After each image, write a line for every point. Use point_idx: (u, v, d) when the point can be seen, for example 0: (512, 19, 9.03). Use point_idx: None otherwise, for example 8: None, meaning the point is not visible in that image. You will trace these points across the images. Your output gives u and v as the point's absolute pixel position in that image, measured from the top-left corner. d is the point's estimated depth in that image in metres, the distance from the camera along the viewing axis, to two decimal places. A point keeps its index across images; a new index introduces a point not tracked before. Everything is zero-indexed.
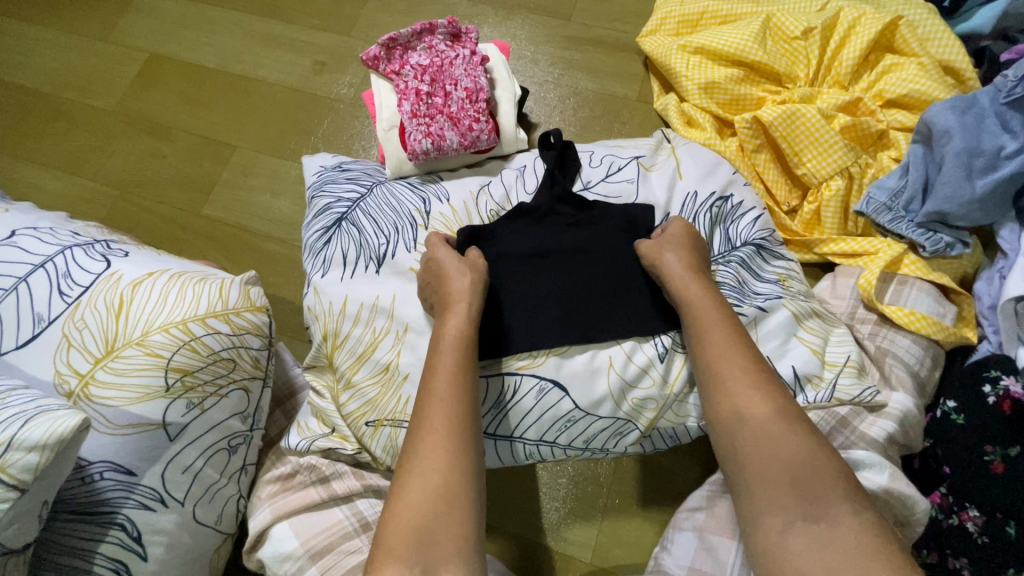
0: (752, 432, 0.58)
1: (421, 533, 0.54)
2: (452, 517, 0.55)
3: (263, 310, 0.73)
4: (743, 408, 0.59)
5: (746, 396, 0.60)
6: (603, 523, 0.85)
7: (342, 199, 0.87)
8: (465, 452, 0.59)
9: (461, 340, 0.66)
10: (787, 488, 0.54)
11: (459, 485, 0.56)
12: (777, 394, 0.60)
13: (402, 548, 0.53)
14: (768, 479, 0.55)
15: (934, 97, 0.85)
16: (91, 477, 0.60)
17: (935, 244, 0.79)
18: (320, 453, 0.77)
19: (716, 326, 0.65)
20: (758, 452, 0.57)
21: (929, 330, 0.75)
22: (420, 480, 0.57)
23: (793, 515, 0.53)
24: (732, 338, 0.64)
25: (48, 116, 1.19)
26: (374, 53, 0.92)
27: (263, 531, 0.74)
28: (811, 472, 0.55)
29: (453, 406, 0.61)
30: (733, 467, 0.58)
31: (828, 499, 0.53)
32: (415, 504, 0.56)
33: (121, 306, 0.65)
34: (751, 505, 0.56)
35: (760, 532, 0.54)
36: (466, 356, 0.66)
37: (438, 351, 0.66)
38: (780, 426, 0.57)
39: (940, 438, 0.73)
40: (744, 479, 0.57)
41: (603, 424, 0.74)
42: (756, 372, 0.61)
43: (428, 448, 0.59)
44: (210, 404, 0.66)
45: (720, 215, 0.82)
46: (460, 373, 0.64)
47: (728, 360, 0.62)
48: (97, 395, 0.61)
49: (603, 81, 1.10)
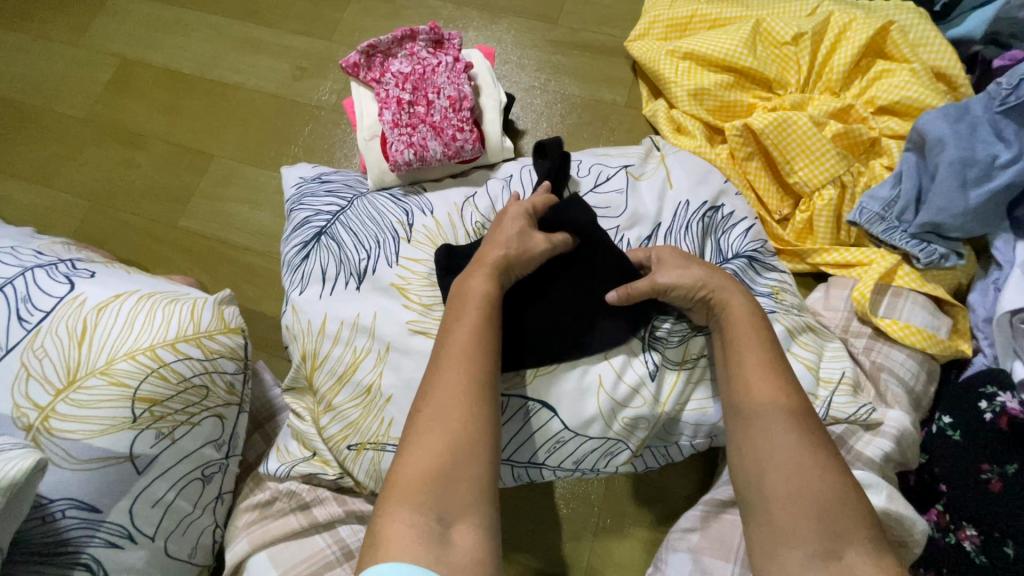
0: (776, 449, 0.55)
1: (438, 481, 0.51)
2: (471, 467, 0.52)
3: (237, 331, 0.69)
4: (771, 421, 0.57)
5: (771, 414, 0.57)
6: (594, 543, 0.83)
7: (321, 212, 0.84)
8: (487, 402, 0.56)
9: (489, 295, 0.64)
10: (814, 520, 0.51)
11: (480, 437, 0.54)
12: (809, 419, 0.57)
13: (418, 494, 0.51)
14: (792, 508, 0.52)
15: (927, 104, 0.84)
16: (52, 516, 0.57)
17: (928, 256, 0.77)
18: (300, 478, 0.75)
19: (750, 342, 0.62)
20: (780, 474, 0.54)
21: (925, 344, 0.73)
22: (440, 424, 0.54)
23: (813, 550, 0.50)
24: (754, 357, 0.61)
25: (16, 124, 1.14)
26: (354, 60, 0.89)
27: (241, 562, 0.71)
28: (841, 507, 0.51)
29: (476, 358, 0.58)
30: (751, 490, 0.55)
31: (850, 536, 0.50)
32: (433, 449, 0.53)
33: (83, 332, 0.61)
34: (767, 534, 0.52)
35: (775, 566, 0.51)
36: (493, 308, 0.63)
37: (464, 302, 0.63)
38: (802, 452, 0.54)
39: (936, 455, 0.71)
40: (763, 505, 0.54)
41: (594, 444, 0.72)
42: (786, 392, 0.59)
43: (448, 395, 0.56)
44: (180, 434, 0.63)
45: (710, 225, 0.80)
46: (485, 324, 0.61)
47: (749, 378, 0.60)
48: (58, 428, 0.58)
49: (591, 87, 1.08)
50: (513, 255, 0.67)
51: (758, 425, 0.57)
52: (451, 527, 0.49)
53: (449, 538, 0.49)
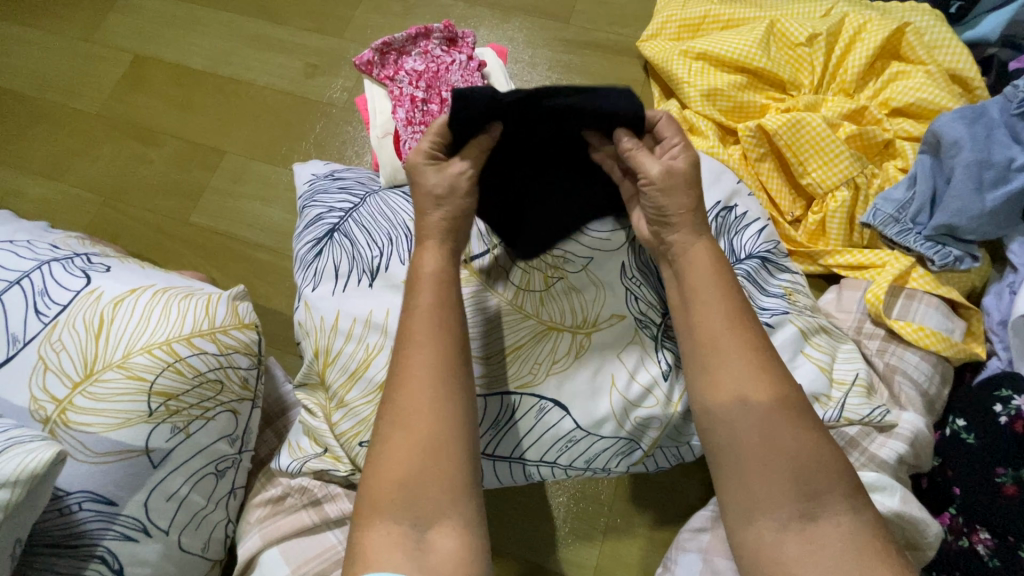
0: (742, 417, 0.52)
1: (408, 488, 0.51)
2: (442, 467, 0.52)
3: (251, 326, 0.69)
4: (736, 385, 0.54)
5: (733, 370, 0.54)
6: (604, 542, 0.83)
7: (334, 209, 0.84)
8: (448, 396, 0.54)
9: (440, 277, 0.60)
10: (786, 483, 0.50)
11: (445, 434, 0.53)
12: (775, 371, 0.54)
13: (389, 503, 0.51)
14: (763, 470, 0.51)
15: (942, 105, 0.83)
16: (69, 508, 0.57)
17: (943, 258, 0.77)
18: (312, 474, 0.74)
19: (711, 299, 0.57)
20: (749, 439, 0.52)
21: (938, 346, 0.73)
22: (403, 430, 0.53)
23: (788, 514, 0.50)
24: (715, 312, 0.56)
25: (28, 119, 1.15)
26: (368, 58, 0.89)
27: (253, 557, 0.71)
28: (814, 467, 0.50)
29: (432, 349, 0.56)
30: (716, 447, 0.54)
31: (826, 495, 0.50)
32: (401, 456, 0.52)
33: (100, 326, 0.62)
34: (739, 504, 0.52)
35: (751, 530, 0.51)
36: (446, 291, 0.60)
37: (416, 290, 0.60)
38: (772, 414, 0.52)
39: (949, 458, 0.71)
40: (736, 470, 0.52)
41: (605, 444, 0.72)
42: (750, 343, 0.55)
43: (410, 397, 0.54)
44: (195, 428, 0.63)
45: (723, 226, 0.80)
46: (441, 310, 0.58)
47: (710, 334, 0.56)
48: (75, 422, 0.58)
49: (603, 86, 1.08)
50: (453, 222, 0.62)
51: (723, 381, 0.54)
52: (427, 530, 0.50)
53: (427, 540, 0.50)
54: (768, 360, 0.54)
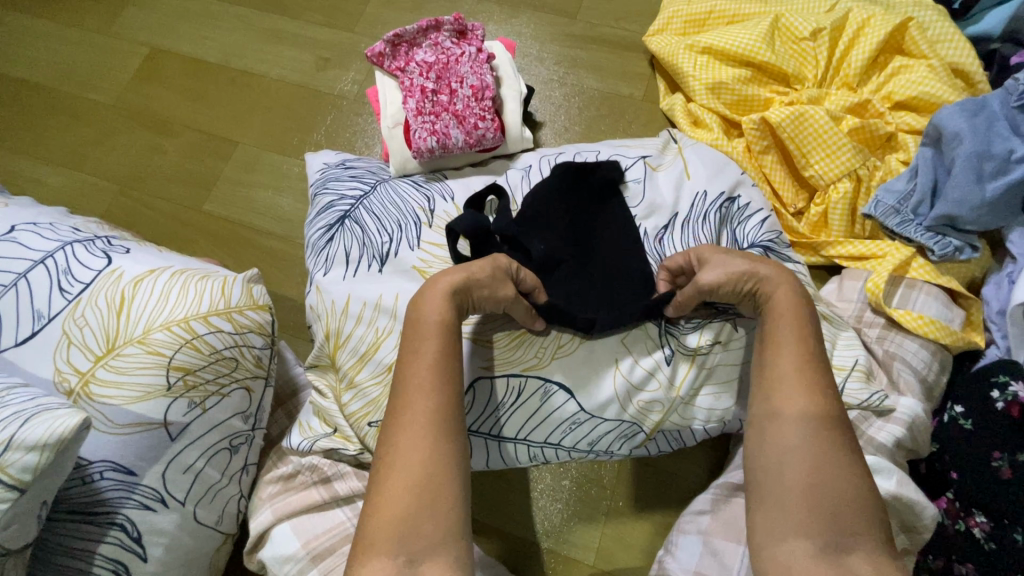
0: (796, 445, 0.54)
1: (405, 524, 0.52)
2: (437, 508, 0.53)
3: (265, 308, 0.71)
4: (796, 414, 0.55)
5: (795, 401, 0.56)
6: (606, 525, 0.84)
7: (345, 197, 0.86)
8: (447, 440, 0.56)
9: (444, 325, 0.62)
10: (827, 515, 0.50)
11: (442, 475, 0.54)
12: (836, 411, 0.55)
13: (385, 539, 0.51)
14: (803, 498, 0.51)
15: (944, 99, 0.84)
16: (91, 476, 0.60)
17: (943, 248, 0.78)
18: (322, 453, 0.76)
19: (788, 336, 0.59)
20: (797, 468, 0.52)
21: (937, 334, 0.74)
22: (406, 471, 0.54)
23: (824, 541, 0.49)
24: (787, 350, 0.59)
25: (46, 109, 1.18)
26: (379, 49, 0.91)
27: (264, 532, 0.73)
28: (854, 505, 0.50)
29: (435, 392, 0.58)
30: (764, 472, 0.54)
31: (860, 533, 0.50)
32: (398, 496, 0.53)
33: (121, 303, 0.64)
34: (777, 525, 0.51)
35: (782, 554, 0.50)
36: (449, 337, 0.61)
37: (419, 335, 0.61)
38: (818, 447, 0.53)
39: (947, 445, 0.72)
40: (779, 496, 0.52)
41: (608, 427, 0.73)
42: (816, 384, 0.57)
43: (411, 439, 0.55)
44: (211, 404, 0.65)
45: (726, 216, 0.82)
46: (444, 359, 0.60)
47: (786, 367, 0.58)
48: (97, 393, 0.60)
49: (609, 80, 1.09)
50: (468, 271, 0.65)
51: (790, 410, 0.56)
52: (419, 566, 0.50)
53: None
54: (829, 401, 0.56)
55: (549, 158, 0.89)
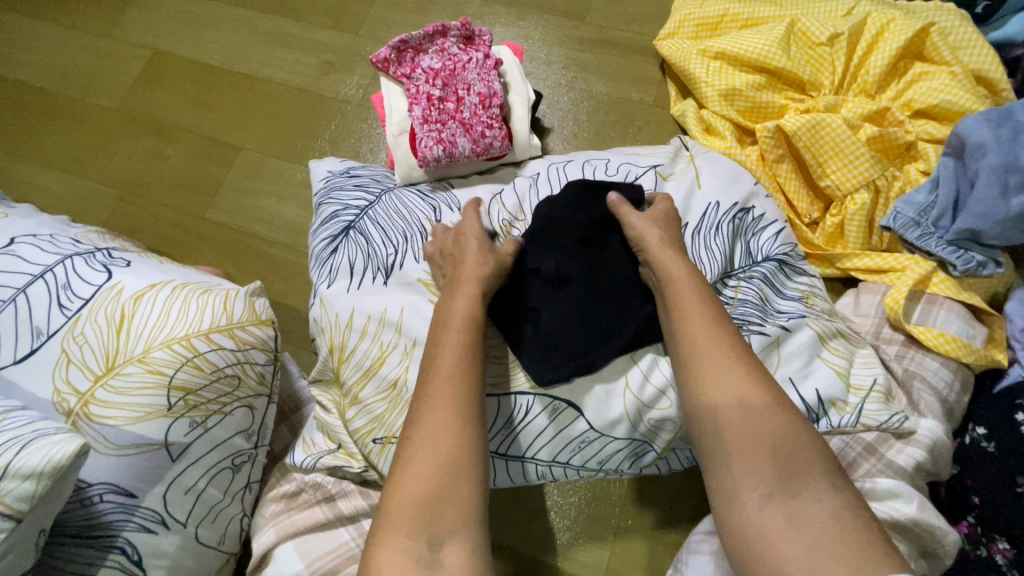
0: (726, 408, 0.57)
1: (428, 503, 0.54)
2: (457, 488, 0.54)
3: (268, 322, 0.70)
4: (717, 376, 0.59)
5: (712, 366, 0.59)
6: (614, 544, 0.83)
7: (350, 206, 0.85)
8: (469, 423, 0.58)
9: (465, 317, 0.66)
10: (768, 466, 0.53)
11: (465, 458, 0.56)
12: (754, 368, 0.59)
13: (410, 516, 0.53)
14: (742, 448, 0.55)
15: (966, 107, 0.82)
16: (90, 499, 0.58)
17: (966, 263, 0.76)
18: (326, 470, 0.75)
19: (692, 303, 0.64)
20: (732, 431, 0.56)
21: (959, 353, 0.72)
22: (429, 452, 0.56)
23: (770, 491, 0.52)
24: (695, 320, 0.62)
25: (48, 113, 1.16)
26: (385, 55, 0.89)
27: (266, 553, 0.72)
28: (791, 445, 0.54)
29: (456, 377, 0.60)
30: (705, 433, 0.58)
31: (805, 475, 0.53)
32: (421, 474, 0.55)
33: (122, 320, 0.63)
34: (726, 484, 0.55)
35: (736, 508, 0.53)
36: (473, 333, 0.65)
37: (445, 331, 0.65)
38: (745, 400, 0.57)
39: (968, 467, 0.70)
40: (721, 451, 0.56)
41: (618, 445, 0.72)
42: (732, 354, 0.60)
43: (434, 421, 0.58)
44: (213, 423, 0.64)
45: (740, 228, 0.80)
46: (467, 351, 0.63)
47: (696, 336, 0.61)
48: (97, 414, 0.59)
49: (618, 85, 1.07)
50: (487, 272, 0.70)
51: (702, 372, 0.60)
52: (440, 549, 0.51)
53: (438, 560, 0.51)
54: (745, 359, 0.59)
55: (557, 166, 0.88)
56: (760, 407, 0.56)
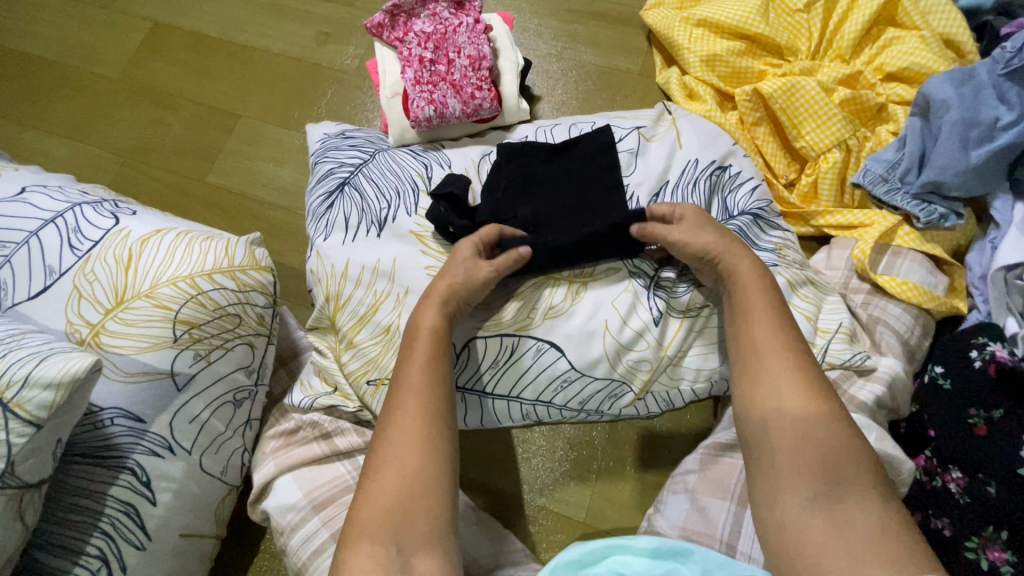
0: (784, 418, 0.58)
1: (398, 514, 0.56)
2: (426, 503, 0.57)
3: (268, 269, 0.74)
4: (777, 386, 0.60)
5: (777, 379, 0.61)
6: (596, 484, 0.87)
7: (345, 164, 0.88)
8: (435, 440, 0.60)
9: (434, 332, 0.67)
10: (817, 471, 0.55)
11: (433, 474, 0.59)
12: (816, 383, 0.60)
13: (379, 528, 0.56)
14: (792, 458, 0.56)
15: (934, 69, 0.85)
16: (102, 423, 0.62)
17: (928, 216, 0.79)
18: (322, 410, 0.79)
19: (760, 307, 0.65)
20: (785, 439, 0.57)
21: (920, 299, 0.76)
22: (398, 467, 0.58)
23: (814, 492, 0.54)
24: (762, 327, 0.64)
25: (52, 83, 1.19)
26: (378, 20, 0.93)
27: (267, 483, 0.76)
28: (843, 458, 0.55)
29: (422, 394, 0.63)
30: (759, 441, 0.59)
31: (849, 482, 0.54)
32: (389, 487, 0.58)
33: (129, 259, 0.66)
34: (772, 481, 0.57)
35: (778, 507, 0.56)
36: (438, 349, 0.66)
37: (412, 344, 0.67)
38: (806, 412, 0.58)
39: (926, 404, 0.74)
40: (770, 456, 0.58)
41: (598, 385, 0.77)
42: (790, 361, 0.61)
43: (402, 438, 0.60)
44: (216, 357, 0.68)
45: (717, 184, 0.84)
46: (431, 364, 0.65)
47: (759, 341, 0.63)
48: (107, 343, 0.63)
49: (606, 54, 1.11)
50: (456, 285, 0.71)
51: (766, 382, 0.61)
52: (410, 555, 0.55)
53: (408, 562, 0.54)
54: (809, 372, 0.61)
55: (544, 128, 0.92)
56: (818, 419, 0.57)
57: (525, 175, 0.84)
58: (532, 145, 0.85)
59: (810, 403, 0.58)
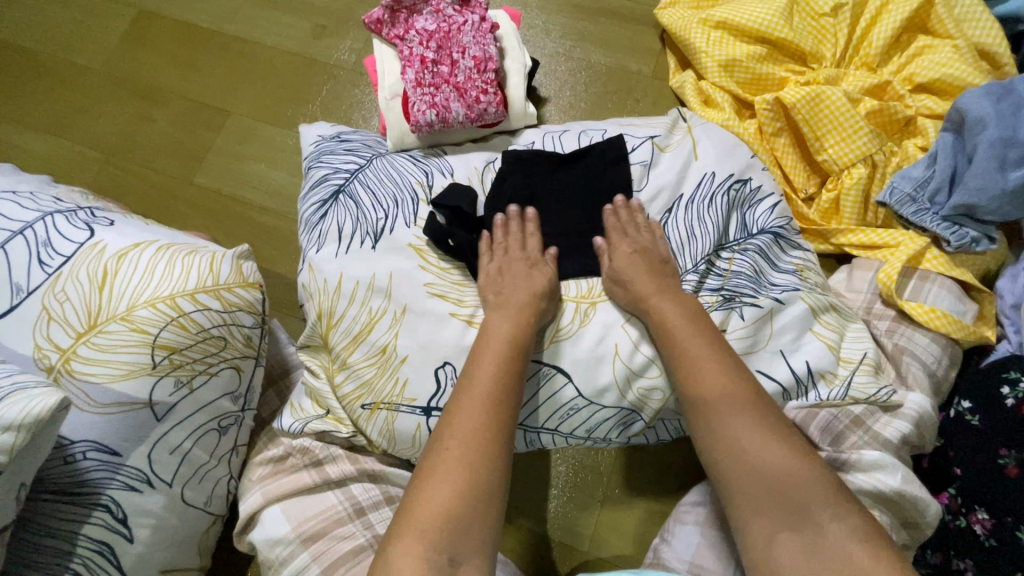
0: (732, 446, 0.58)
1: (453, 519, 0.53)
2: (484, 512, 0.54)
3: (256, 285, 0.69)
4: (718, 415, 0.60)
5: (717, 407, 0.60)
6: (601, 511, 0.84)
7: (340, 170, 0.83)
8: (502, 447, 0.58)
9: (512, 338, 0.66)
10: (768, 499, 0.55)
11: (494, 480, 0.56)
12: (753, 402, 0.60)
13: (433, 531, 0.52)
14: (746, 490, 0.56)
15: (968, 82, 0.81)
16: (73, 457, 0.58)
17: (959, 240, 0.75)
18: (314, 435, 0.75)
19: (686, 336, 0.65)
20: (735, 470, 0.57)
21: (949, 328, 0.72)
22: (462, 466, 0.56)
23: (778, 525, 0.54)
24: (696, 353, 0.63)
25: (30, 73, 1.13)
26: (378, 16, 0.87)
27: (254, 515, 0.72)
28: (791, 483, 0.55)
29: (498, 398, 0.61)
30: (716, 472, 0.59)
31: (808, 505, 0.54)
32: (448, 487, 0.54)
33: (104, 277, 0.61)
34: (737, 517, 0.57)
35: (748, 542, 0.55)
36: (517, 355, 0.65)
37: (488, 345, 0.65)
38: (746, 437, 0.58)
39: (952, 439, 0.72)
40: (725, 490, 0.58)
41: (607, 414, 0.72)
42: (727, 384, 0.61)
43: (469, 437, 0.58)
44: (199, 383, 0.63)
45: (736, 199, 0.79)
46: (507, 369, 0.63)
47: (691, 368, 0.63)
48: (79, 371, 0.58)
49: (617, 55, 1.05)
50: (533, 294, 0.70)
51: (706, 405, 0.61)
52: (458, 567, 0.51)
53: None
54: (743, 391, 0.60)
55: (553, 134, 0.86)
56: (760, 439, 0.57)
57: (532, 187, 0.79)
58: (540, 154, 0.80)
59: (749, 425, 0.58)
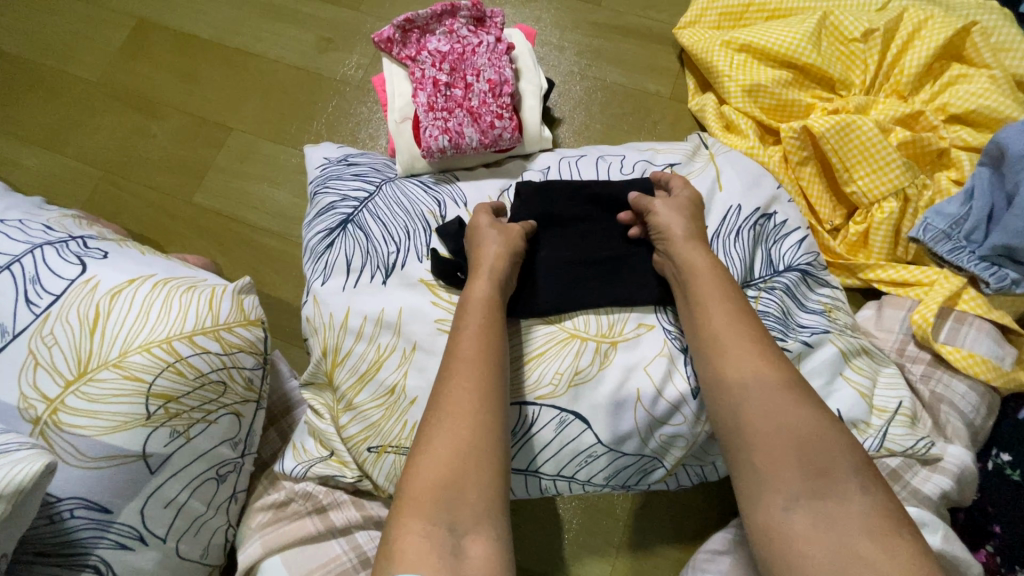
0: (756, 403, 0.54)
1: (449, 488, 0.50)
2: (481, 477, 0.51)
3: (257, 323, 0.65)
4: (746, 374, 0.55)
5: (744, 363, 0.56)
6: (617, 558, 0.80)
7: (348, 197, 0.79)
8: (492, 410, 0.55)
9: (489, 302, 0.63)
10: (795, 460, 0.50)
11: (487, 443, 0.53)
12: (783, 363, 0.56)
13: (429, 502, 0.49)
14: (766, 450, 0.51)
15: (1006, 115, 0.77)
16: (60, 515, 0.53)
17: (999, 282, 0.72)
18: (316, 479, 0.71)
19: (713, 292, 0.61)
20: (756, 427, 0.53)
21: (988, 375, 0.69)
22: (452, 434, 0.53)
23: (797, 491, 0.49)
24: (717, 311, 0.60)
25: (25, 83, 1.09)
26: (388, 35, 0.83)
27: (254, 565, 0.68)
28: (816, 443, 0.51)
29: (478, 363, 0.58)
30: (734, 434, 0.54)
31: (835, 474, 0.49)
32: (440, 457, 0.52)
33: (96, 319, 0.57)
34: (750, 483, 0.52)
35: (760, 511, 0.50)
36: (494, 319, 0.62)
37: (466, 312, 0.62)
38: (773, 395, 0.53)
39: (990, 493, 0.69)
40: (744, 452, 0.53)
41: (627, 461, 0.69)
42: (754, 343, 0.57)
43: (456, 407, 0.55)
44: (196, 432, 0.59)
45: (760, 234, 0.75)
46: (486, 334, 0.60)
47: (717, 323, 0.59)
48: (67, 423, 0.54)
49: (634, 75, 1.01)
50: (509, 254, 0.67)
51: (725, 364, 0.57)
52: (463, 537, 0.48)
53: (462, 548, 0.47)
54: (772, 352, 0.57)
55: (569, 160, 0.82)
56: (789, 398, 0.53)
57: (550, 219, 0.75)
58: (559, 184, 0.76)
59: (778, 386, 0.54)
